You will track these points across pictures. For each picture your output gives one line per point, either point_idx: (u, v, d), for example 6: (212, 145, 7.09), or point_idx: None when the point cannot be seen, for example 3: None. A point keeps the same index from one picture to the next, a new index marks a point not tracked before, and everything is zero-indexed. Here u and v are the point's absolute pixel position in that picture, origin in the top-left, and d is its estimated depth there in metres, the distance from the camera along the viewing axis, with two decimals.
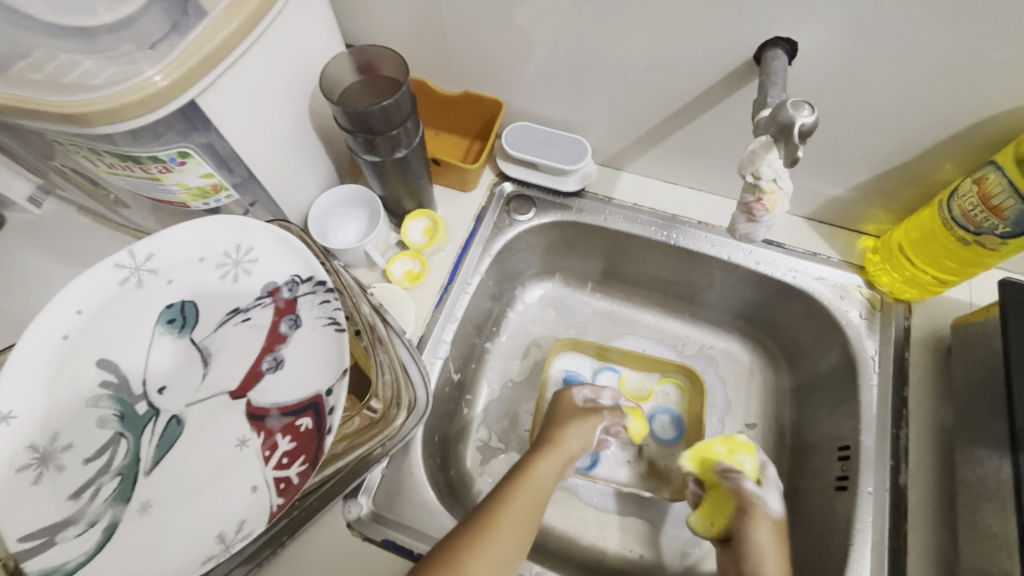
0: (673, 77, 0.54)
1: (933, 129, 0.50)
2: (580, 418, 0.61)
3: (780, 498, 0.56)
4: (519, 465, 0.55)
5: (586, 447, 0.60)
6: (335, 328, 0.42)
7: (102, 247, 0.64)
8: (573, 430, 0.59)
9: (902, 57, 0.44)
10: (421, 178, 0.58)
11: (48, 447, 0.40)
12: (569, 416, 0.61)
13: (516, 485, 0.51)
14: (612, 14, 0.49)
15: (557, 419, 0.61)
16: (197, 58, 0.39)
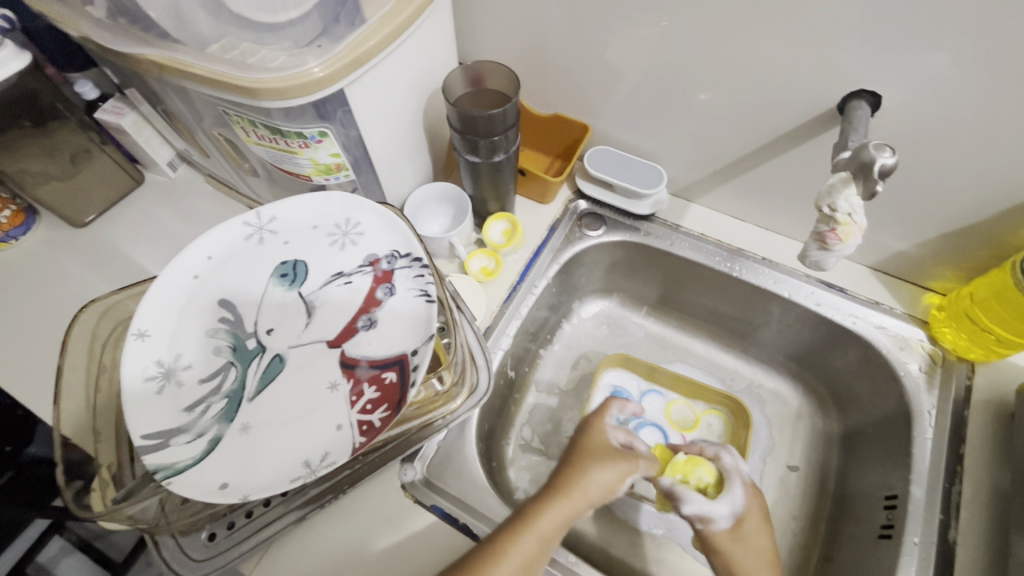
0: (752, 123, 0.58)
1: (1011, 192, 0.51)
2: (604, 463, 0.54)
3: (740, 496, 0.55)
4: (527, 507, 0.49)
5: (608, 495, 0.53)
6: (426, 299, 0.48)
7: (220, 213, 0.73)
8: (593, 477, 0.52)
9: (986, 121, 0.47)
10: (508, 184, 0.63)
11: (171, 365, 0.47)
12: (592, 460, 0.54)
13: (516, 537, 0.46)
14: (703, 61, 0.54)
15: (579, 458, 0.54)
16: (351, 59, 0.46)
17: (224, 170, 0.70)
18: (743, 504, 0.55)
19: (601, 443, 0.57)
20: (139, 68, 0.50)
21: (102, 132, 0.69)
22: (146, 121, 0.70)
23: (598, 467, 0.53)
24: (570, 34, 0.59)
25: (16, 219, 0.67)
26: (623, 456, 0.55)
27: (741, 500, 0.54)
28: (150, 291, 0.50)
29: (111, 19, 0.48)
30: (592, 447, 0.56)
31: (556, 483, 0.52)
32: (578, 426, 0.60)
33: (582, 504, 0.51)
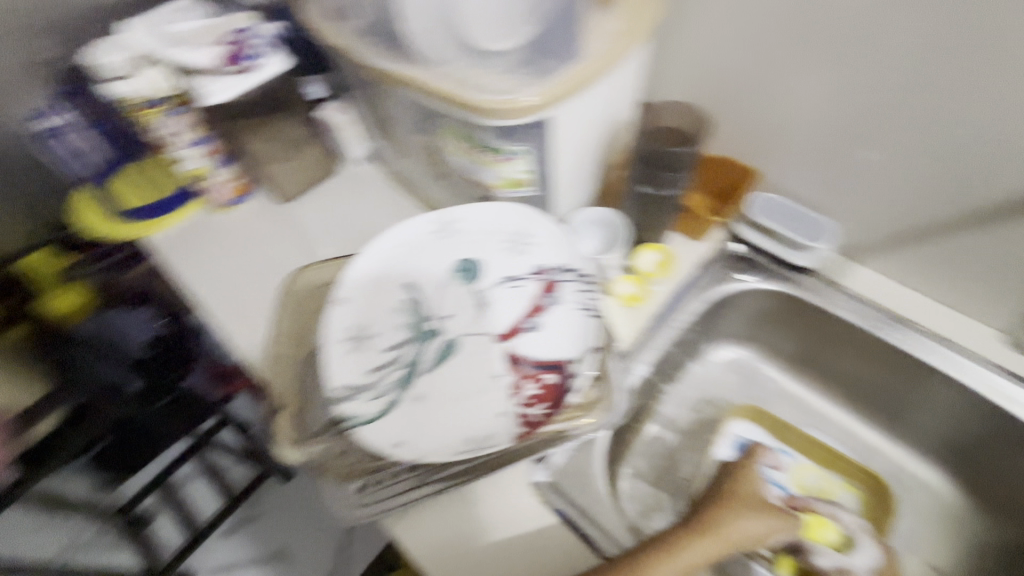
0: (934, 182, 0.60)
1: None
2: (755, 514, 0.53)
3: (873, 554, 0.58)
4: (668, 537, 0.50)
5: (754, 546, 0.52)
6: (588, 314, 0.53)
7: (396, 208, 0.82)
8: (742, 524, 0.51)
9: None
10: (668, 218, 0.66)
11: (359, 331, 0.54)
12: (741, 507, 0.53)
13: (659, 563, 0.47)
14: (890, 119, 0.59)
15: (727, 501, 0.54)
16: (569, 89, 0.52)
17: (409, 171, 0.79)
18: (877, 559, 0.58)
19: (750, 491, 0.55)
20: (374, 77, 0.58)
21: (319, 128, 0.82)
22: (355, 122, 0.81)
23: (750, 516, 0.52)
24: (763, 83, 0.66)
25: (241, 189, 0.81)
26: (776, 512, 0.54)
27: (875, 554, 0.58)
28: (352, 266, 0.58)
29: (375, 37, 0.57)
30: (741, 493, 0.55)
31: (703, 520, 0.51)
32: (722, 469, 0.59)
33: (728, 547, 0.50)
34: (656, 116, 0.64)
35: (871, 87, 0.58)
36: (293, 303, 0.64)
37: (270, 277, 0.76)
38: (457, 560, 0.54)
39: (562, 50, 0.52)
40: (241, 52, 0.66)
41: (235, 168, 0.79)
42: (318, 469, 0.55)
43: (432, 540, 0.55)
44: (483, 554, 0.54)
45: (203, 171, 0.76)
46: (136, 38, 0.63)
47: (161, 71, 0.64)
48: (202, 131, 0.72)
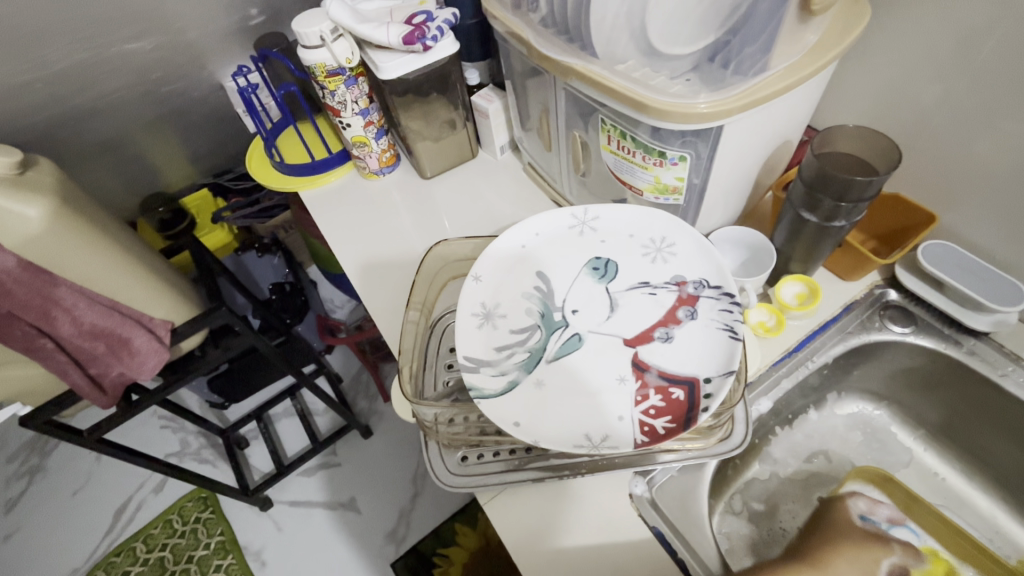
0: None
1: None
2: (856, 547, 0.54)
3: None
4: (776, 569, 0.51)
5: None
6: (730, 335, 0.49)
7: (526, 198, 0.84)
8: (844, 558, 0.53)
9: None
10: (825, 250, 0.60)
11: (490, 309, 0.56)
12: (844, 535, 0.56)
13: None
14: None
15: (829, 530, 0.57)
16: (748, 102, 0.50)
17: (547, 165, 0.81)
18: None
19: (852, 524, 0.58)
20: (548, 68, 0.60)
21: (469, 112, 0.86)
22: (503, 111, 0.84)
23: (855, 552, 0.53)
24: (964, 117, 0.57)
25: (389, 160, 0.88)
26: (875, 544, 0.56)
27: None
28: (490, 245, 0.60)
29: (554, 30, 0.59)
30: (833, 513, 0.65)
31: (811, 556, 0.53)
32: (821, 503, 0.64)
33: None
34: (833, 137, 0.58)
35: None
36: (429, 273, 0.67)
37: (401, 244, 0.81)
38: (538, 552, 0.53)
39: (750, 59, 0.51)
40: (419, 34, 0.69)
41: (388, 140, 0.86)
42: (422, 430, 0.57)
43: (518, 525, 0.55)
44: (569, 551, 0.53)
45: (362, 140, 0.82)
46: (333, 12, 0.70)
47: (349, 44, 0.72)
48: (367, 103, 0.79)
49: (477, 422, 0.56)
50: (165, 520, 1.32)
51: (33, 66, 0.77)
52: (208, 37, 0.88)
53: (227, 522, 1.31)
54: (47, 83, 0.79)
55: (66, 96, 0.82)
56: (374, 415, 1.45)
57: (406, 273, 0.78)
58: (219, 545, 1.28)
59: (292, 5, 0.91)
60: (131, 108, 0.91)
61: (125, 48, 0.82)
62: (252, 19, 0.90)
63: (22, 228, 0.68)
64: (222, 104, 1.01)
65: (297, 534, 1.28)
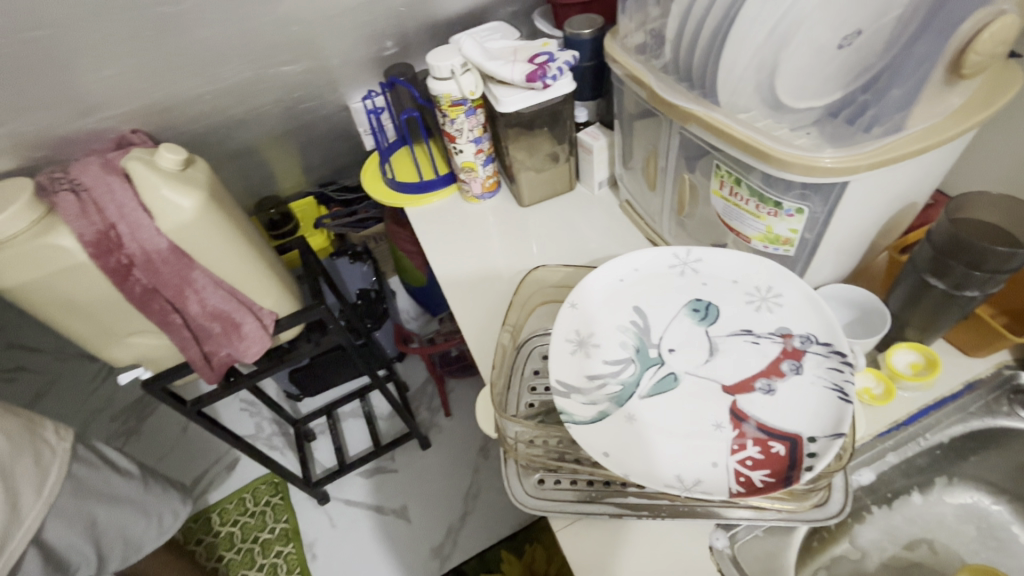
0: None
1: None
2: None
3: None
4: None
5: None
6: (839, 396, 0.47)
7: (619, 233, 0.85)
8: None
9: None
10: (947, 320, 0.57)
11: (585, 337, 0.57)
12: None
13: None
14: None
15: None
16: (878, 159, 0.49)
17: (645, 203, 0.82)
18: None
19: None
20: (665, 112, 0.62)
21: (573, 148, 0.90)
22: (608, 149, 0.87)
23: None
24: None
25: (492, 186, 0.94)
26: None
27: None
28: (590, 275, 0.61)
29: (678, 77, 0.61)
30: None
31: None
32: None
33: None
34: (966, 203, 0.55)
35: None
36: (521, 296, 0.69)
37: (494, 265, 0.85)
38: None
39: (883, 116, 0.50)
40: (542, 73, 0.74)
41: (493, 167, 0.92)
42: (502, 447, 0.58)
43: (587, 560, 0.53)
44: None
45: (470, 166, 0.88)
46: (465, 49, 0.77)
47: (474, 78, 0.77)
48: (481, 133, 0.84)
49: (557, 447, 0.56)
50: (240, 497, 1.41)
51: (206, 81, 0.87)
52: (346, 63, 0.97)
53: (293, 511, 1.37)
54: (214, 96, 0.90)
55: (224, 107, 0.94)
56: (434, 428, 1.48)
57: (496, 293, 0.81)
58: (283, 532, 1.34)
59: (421, 39, 0.99)
60: (273, 121, 1.02)
61: (281, 70, 0.92)
62: (386, 50, 0.98)
63: (177, 216, 0.78)
64: (346, 122, 1.11)
65: (348, 533, 1.32)
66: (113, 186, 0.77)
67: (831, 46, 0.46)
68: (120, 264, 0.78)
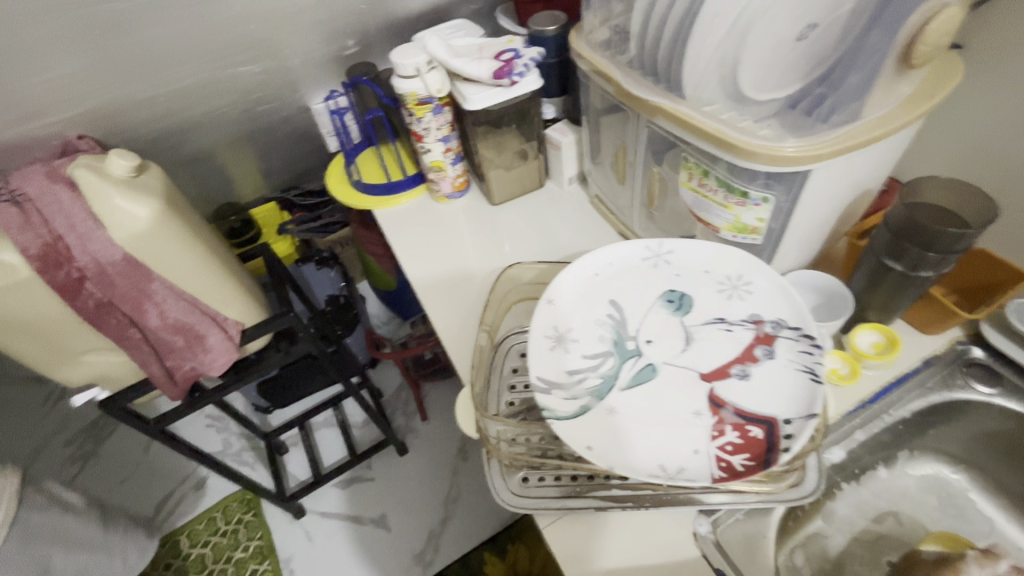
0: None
1: None
2: None
3: None
4: None
5: None
6: (811, 378, 0.49)
7: (590, 229, 0.86)
8: None
9: None
10: (905, 301, 0.60)
11: (564, 333, 0.57)
12: None
13: None
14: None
15: None
16: (836, 148, 0.51)
17: (615, 198, 0.83)
18: None
19: None
20: (633, 106, 0.63)
21: (542, 145, 0.90)
22: (576, 145, 0.87)
23: None
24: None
25: (461, 185, 0.93)
26: None
27: None
28: (565, 271, 0.61)
29: (644, 71, 0.61)
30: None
31: None
32: None
33: None
34: (919, 189, 0.58)
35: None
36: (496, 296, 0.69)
37: (467, 265, 0.84)
38: None
39: (841, 106, 0.52)
40: (509, 69, 0.74)
41: (462, 167, 0.91)
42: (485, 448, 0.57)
43: (572, 554, 0.54)
44: None
45: (439, 165, 0.87)
46: (430, 48, 0.75)
47: (441, 75, 0.76)
48: (449, 131, 0.84)
49: (540, 443, 0.57)
50: (209, 517, 1.35)
51: (157, 82, 0.83)
52: (306, 62, 0.94)
53: (267, 528, 1.33)
54: (166, 99, 0.86)
55: (177, 110, 0.90)
56: (410, 433, 1.45)
57: (470, 293, 0.80)
58: (257, 550, 1.30)
59: (384, 38, 0.97)
60: (230, 124, 0.98)
61: (237, 70, 0.88)
62: (347, 49, 0.96)
63: (132, 225, 0.74)
64: (307, 123, 1.08)
65: (326, 546, 1.29)
66: (58, 196, 0.72)
67: (790, 39, 0.48)
68: (70, 277, 0.74)
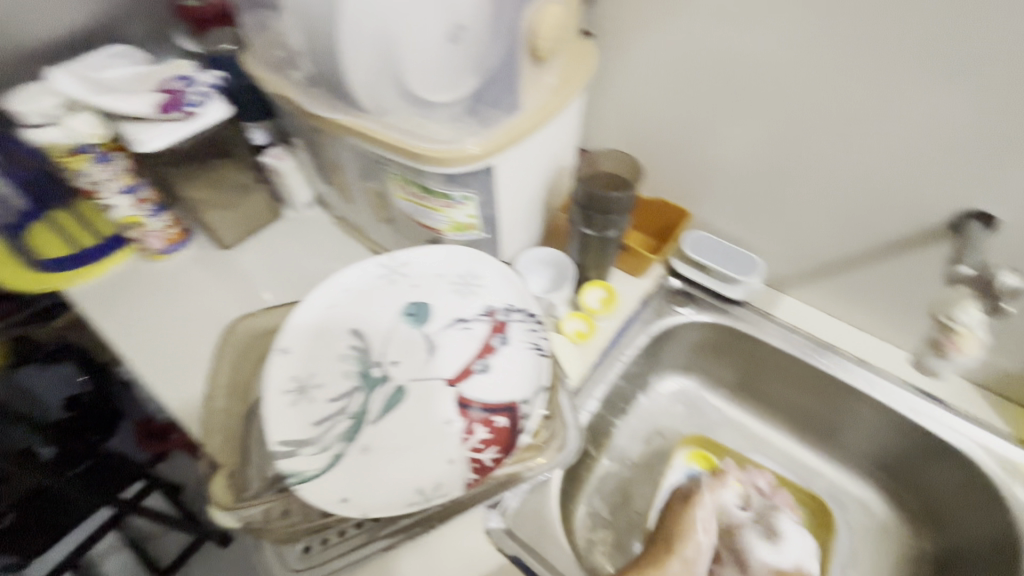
0: (902, 211, 0.60)
1: None
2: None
3: None
4: None
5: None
6: (538, 353, 0.54)
7: (340, 252, 0.81)
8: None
9: None
10: (610, 257, 0.69)
11: (305, 381, 0.52)
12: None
13: None
14: (853, 152, 0.59)
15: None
16: (507, 140, 0.54)
17: (356, 217, 0.79)
18: None
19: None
20: (324, 126, 0.60)
21: (262, 173, 0.81)
22: (299, 167, 0.81)
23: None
24: (707, 121, 0.67)
25: (177, 236, 0.79)
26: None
27: None
28: (295, 314, 0.56)
29: (323, 88, 0.58)
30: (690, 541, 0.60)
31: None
32: None
33: None
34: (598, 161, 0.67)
35: (828, 120, 0.58)
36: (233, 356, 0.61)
37: (202, 327, 0.72)
38: None
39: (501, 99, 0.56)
40: (178, 100, 0.64)
41: (171, 215, 0.77)
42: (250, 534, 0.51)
43: None
44: None
45: (135, 219, 0.73)
46: (64, 88, 0.61)
47: (92, 117, 0.62)
48: (132, 179, 0.69)
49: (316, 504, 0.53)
50: None
51: None
52: None
53: None
54: None
55: None
56: None
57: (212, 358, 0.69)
58: None
59: None
60: None
61: None
62: None
63: None
64: None
65: None
66: None
67: (443, 41, 0.50)
68: None
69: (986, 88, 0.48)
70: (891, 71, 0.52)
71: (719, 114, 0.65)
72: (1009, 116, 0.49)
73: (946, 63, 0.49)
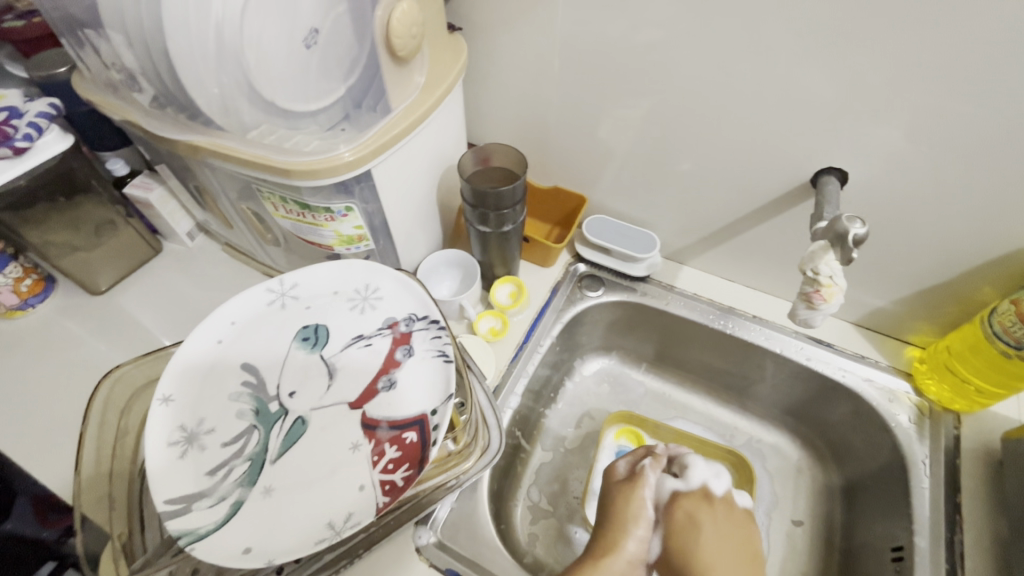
0: (770, 173, 0.63)
1: (954, 265, 0.61)
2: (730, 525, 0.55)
3: None
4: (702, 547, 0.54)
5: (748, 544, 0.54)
6: (444, 360, 0.51)
7: (233, 281, 0.76)
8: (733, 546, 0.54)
9: (936, 208, 0.57)
10: (514, 250, 0.69)
11: (194, 429, 0.48)
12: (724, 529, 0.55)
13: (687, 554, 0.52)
14: (714, 121, 0.60)
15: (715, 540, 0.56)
16: (380, 143, 0.52)
17: (244, 241, 0.74)
18: None
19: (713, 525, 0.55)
20: (182, 149, 0.55)
21: (128, 206, 0.74)
22: (172, 196, 0.74)
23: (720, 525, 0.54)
24: (586, 105, 0.67)
25: (35, 287, 0.70)
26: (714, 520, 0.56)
27: None
28: (175, 356, 0.51)
29: (170, 109, 0.53)
30: (625, 516, 0.56)
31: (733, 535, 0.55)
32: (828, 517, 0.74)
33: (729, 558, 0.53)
34: (488, 153, 0.67)
35: (692, 97, 0.59)
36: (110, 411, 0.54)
37: (80, 385, 0.65)
38: None
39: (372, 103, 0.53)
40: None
41: (20, 266, 0.68)
42: None
43: None
44: None
45: None
46: None
47: None
48: None
49: None
50: None
51: None
52: None
53: None
54: None
55: None
56: None
57: None
58: None
59: None
60: None
61: None
62: None
63: None
64: None
65: None
66: None
67: (298, 47, 0.47)
68: None
69: (815, 59, 0.51)
70: (743, 47, 0.53)
71: (595, 97, 0.65)
72: (839, 80, 0.52)
73: (772, 40, 0.51)
